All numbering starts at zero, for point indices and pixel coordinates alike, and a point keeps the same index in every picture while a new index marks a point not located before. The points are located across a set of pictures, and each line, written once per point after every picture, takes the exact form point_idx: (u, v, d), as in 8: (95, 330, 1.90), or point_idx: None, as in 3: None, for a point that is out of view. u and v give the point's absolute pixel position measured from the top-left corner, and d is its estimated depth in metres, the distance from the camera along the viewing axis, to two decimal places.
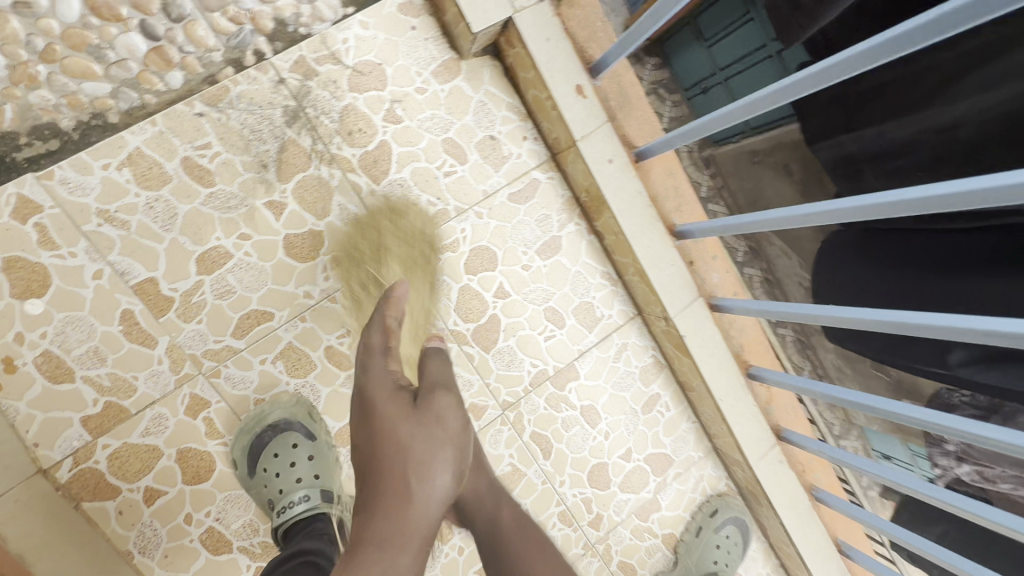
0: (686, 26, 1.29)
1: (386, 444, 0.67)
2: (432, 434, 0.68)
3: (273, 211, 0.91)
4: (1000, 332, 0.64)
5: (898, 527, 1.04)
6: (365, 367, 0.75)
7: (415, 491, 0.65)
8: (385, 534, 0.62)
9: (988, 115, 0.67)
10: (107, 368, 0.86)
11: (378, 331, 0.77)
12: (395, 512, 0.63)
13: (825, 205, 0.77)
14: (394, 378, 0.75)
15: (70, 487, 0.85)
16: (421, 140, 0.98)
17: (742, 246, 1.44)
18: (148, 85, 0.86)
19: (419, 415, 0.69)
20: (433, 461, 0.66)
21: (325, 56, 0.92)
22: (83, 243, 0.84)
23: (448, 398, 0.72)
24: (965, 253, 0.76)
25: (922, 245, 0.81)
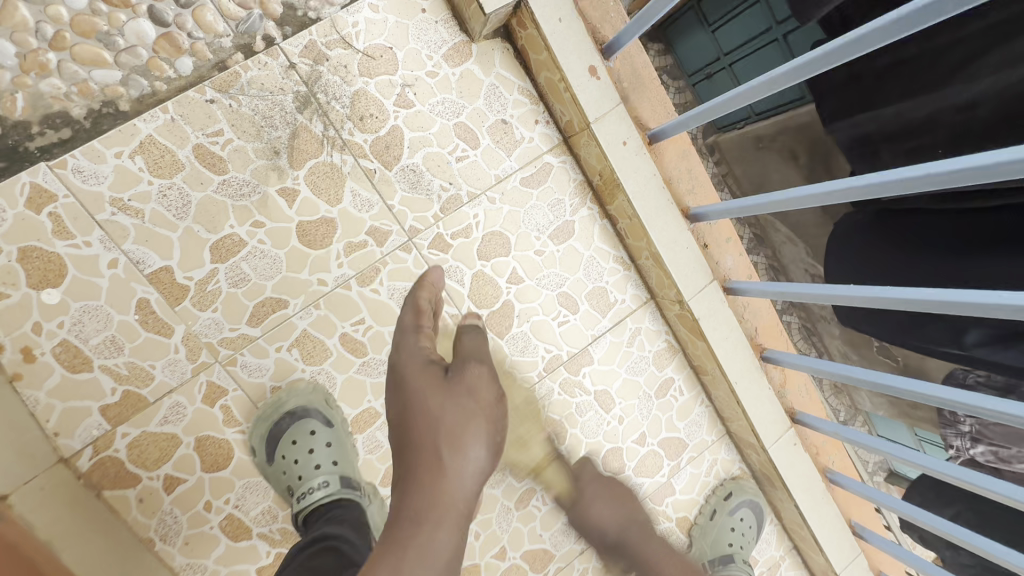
0: (690, 9, 1.27)
1: (416, 417, 0.71)
2: (463, 407, 0.71)
3: (286, 198, 0.91)
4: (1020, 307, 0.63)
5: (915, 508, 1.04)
6: (401, 345, 0.80)
7: (449, 463, 0.67)
8: (421, 505, 0.64)
9: (1008, 93, 0.66)
10: (125, 357, 0.86)
11: (410, 311, 0.84)
12: (430, 484, 0.65)
13: (847, 182, 0.75)
14: (425, 354, 0.79)
15: (91, 477, 0.86)
16: (432, 125, 0.97)
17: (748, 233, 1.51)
18: (158, 72, 0.85)
19: (451, 389, 0.72)
20: (464, 433, 0.69)
21: (335, 40, 0.91)
22: (97, 232, 0.84)
23: (480, 370, 0.74)
24: (972, 233, 0.77)
25: (944, 224, 0.80)
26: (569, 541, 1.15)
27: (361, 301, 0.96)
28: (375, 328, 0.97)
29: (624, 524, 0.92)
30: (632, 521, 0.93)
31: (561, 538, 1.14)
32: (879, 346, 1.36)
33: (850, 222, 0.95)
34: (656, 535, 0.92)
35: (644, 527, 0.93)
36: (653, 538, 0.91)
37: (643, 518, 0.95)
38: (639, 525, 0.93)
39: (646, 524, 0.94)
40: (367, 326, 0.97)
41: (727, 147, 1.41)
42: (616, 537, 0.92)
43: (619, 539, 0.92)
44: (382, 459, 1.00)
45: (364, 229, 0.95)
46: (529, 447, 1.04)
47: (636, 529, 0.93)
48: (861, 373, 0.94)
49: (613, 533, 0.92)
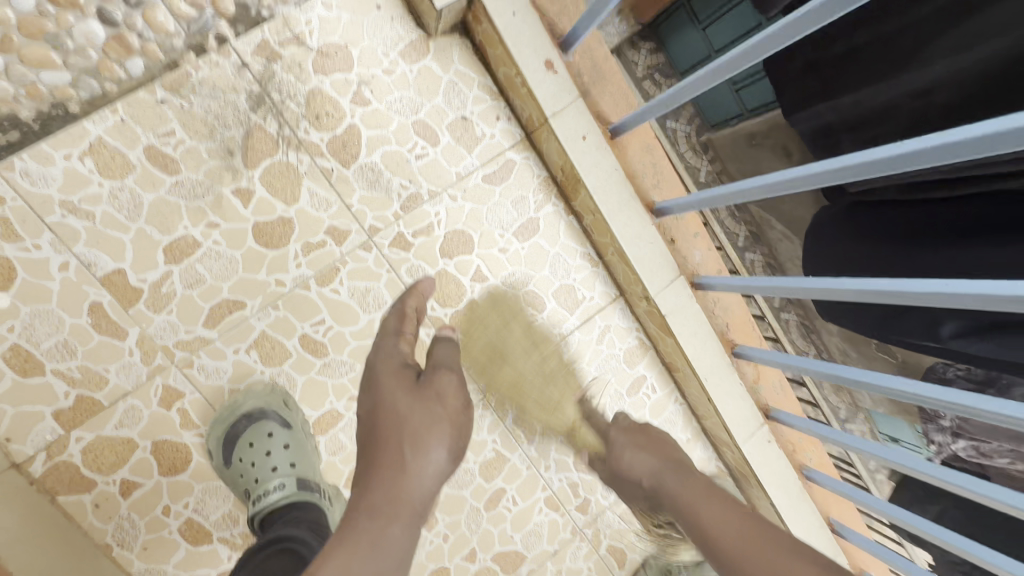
0: (680, 8, 1.25)
1: (383, 415, 0.70)
2: (431, 408, 0.71)
3: (241, 198, 0.90)
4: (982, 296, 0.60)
5: (899, 509, 1.01)
6: (379, 347, 0.80)
7: (410, 462, 0.67)
8: (376, 501, 0.64)
9: (963, 77, 0.65)
10: (78, 361, 0.85)
11: (394, 315, 0.84)
12: (389, 481, 0.65)
13: (803, 169, 0.73)
14: (401, 357, 0.78)
15: (45, 482, 0.85)
16: (390, 123, 0.96)
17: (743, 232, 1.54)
18: (108, 73, 0.84)
19: (419, 391, 0.72)
20: (429, 435, 0.69)
21: (288, 38, 0.90)
22: (47, 235, 0.83)
23: (450, 377, 0.75)
24: (950, 221, 0.76)
25: (917, 216, 0.80)
26: (540, 542, 1.13)
27: (321, 302, 0.95)
28: (336, 328, 0.96)
29: (658, 469, 0.78)
30: (667, 462, 0.79)
31: (532, 539, 1.13)
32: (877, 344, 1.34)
33: (824, 218, 0.95)
34: (700, 481, 0.74)
35: (704, 488, 0.72)
36: (694, 483, 0.74)
37: (686, 461, 0.80)
38: (677, 465, 0.78)
39: (687, 466, 0.79)
40: (327, 326, 0.96)
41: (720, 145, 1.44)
42: (649, 486, 0.79)
43: (656, 479, 0.78)
44: (346, 460, 0.99)
45: (322, 228, 0.94)
46: (561, 410, 0.97)
47: (686, 489, 0.73)
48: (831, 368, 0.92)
49: (646, 481, 0.79)
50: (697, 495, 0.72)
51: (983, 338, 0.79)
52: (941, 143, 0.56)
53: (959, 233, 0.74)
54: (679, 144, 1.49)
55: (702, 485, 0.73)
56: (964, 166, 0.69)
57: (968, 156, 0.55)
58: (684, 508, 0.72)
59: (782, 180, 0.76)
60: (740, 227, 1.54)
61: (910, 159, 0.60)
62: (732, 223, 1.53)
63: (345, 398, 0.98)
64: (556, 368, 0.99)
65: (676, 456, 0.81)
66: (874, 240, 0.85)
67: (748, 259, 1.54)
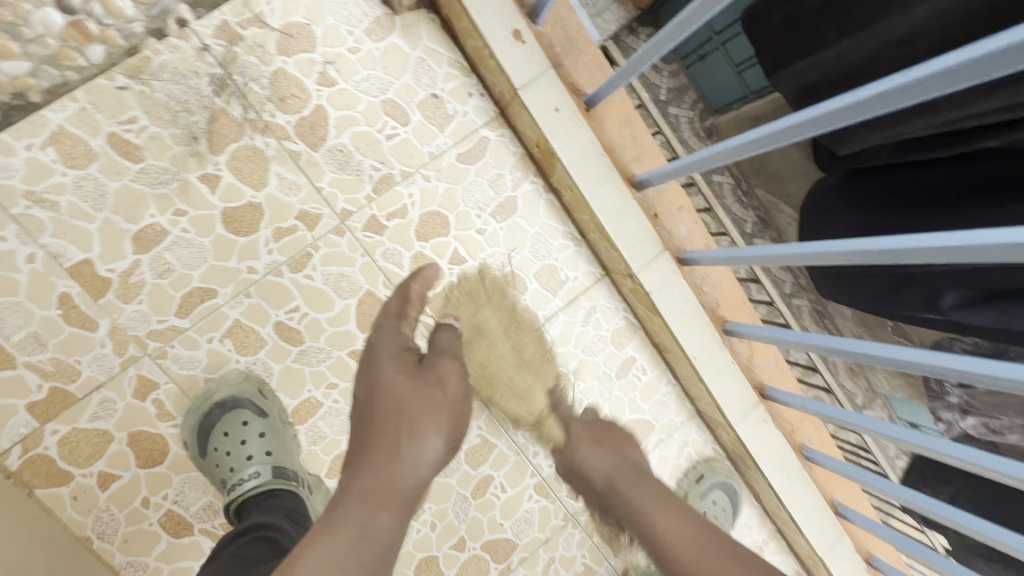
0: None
1: (382, 396, 0.67)
2: (433, 394, 0.68)
3: (208, 184, 0.89)
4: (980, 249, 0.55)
5: (908, 490, 0.96)
6: (382, 329, 0.76)
7: (406, 448, 0.64)
8: (367, 485, 0.60)
9: (946, 18, 0.61)
10: (50, 353, 0.85)
11: (397, 299, 0.80)
12: (382, 465, 0.62)
13: (786, 121, 0.68)
14: (403, 340, 0.75)
15: (22, 475, 0.85)
16: (358, 103, 0.94)
17: (751, 218, 1.53)
18: (68, 62, 0.83)
19: (420, 375, 0.70)
20: (426, 422, 0.66)
21: (249, 19, 0.88)
22: (12, 227, 0.82)
23: (453, 366, 0.72)
24: (962, 182, 0.71)
25: (929, 180, 0.75)
26: (531, 530, 1.11)
27: (295, 288, 0.94)
28: (311, 315, 0.95)
29: (612, 471, 0.78)
30: (623, 465, 0.78)
31: (523, 527, 1.10)
32: (894, 327, 1.33)
33: (823, 187, 0.92)
34: (654, 485, 0.74)
35: (661, 494, 0.72)
36: (644, 487, 0.73)
37: (642, 462, 0.81)
38: (633, 466, 0.78)
39: (642, 470, 0.78)
40: (302, 313, 0.94)
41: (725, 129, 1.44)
42: (603, 487, 0.78)
43: (611, 482, 0.77)
44: (327, 449, 0.97)
45: (293, 213, 0.92)
46: (530, 398, 0.94)
47: (640, 496, 0.72)
48: (823, 339, 0.87)
49: (601, 483, 0.78)
50: (652, 502, 0.70)
51: (984, 306, 0.75)
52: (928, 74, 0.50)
53: (965, 192, 0.70)
54: (683, 127, 1.51)
55: (658, 489, 0.73)
56: (959, 119, 0.64)
57: (957, 89, 0.49)
58: (637, 515, 0.71)
59: (763, 136, 0.71)
60: (748, 213, 1.53)
61: (895, 98, 0.55)
62: (739, 210, 1.52)
63: (323, 386, 0.96)
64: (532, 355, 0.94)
65: (632, 455, 0.81)
66: (877, 207, 0.81)
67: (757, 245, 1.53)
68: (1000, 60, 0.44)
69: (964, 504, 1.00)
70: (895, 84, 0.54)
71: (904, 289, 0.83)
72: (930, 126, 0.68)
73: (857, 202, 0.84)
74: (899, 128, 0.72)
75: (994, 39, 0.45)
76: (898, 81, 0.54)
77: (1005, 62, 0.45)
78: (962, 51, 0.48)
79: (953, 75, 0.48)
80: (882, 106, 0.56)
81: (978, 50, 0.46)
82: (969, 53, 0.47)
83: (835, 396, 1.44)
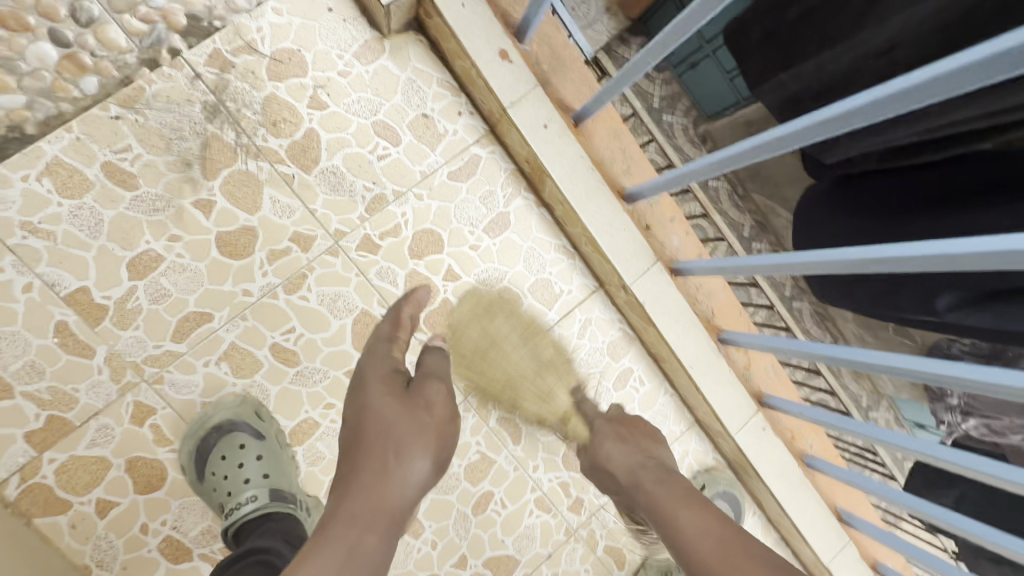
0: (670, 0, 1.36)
1: (369, 419, 0.68)
2: (421, 414, 0.69)
3: (202, 209, 0.90)
4: (964, 255, 0.56)
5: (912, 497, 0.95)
6: (371, 353, 0.77)
7: (393, 469, 0.64)
8: (356, 507, 0.60)
9: (921, 31, 0.62)
10: (47, 382, 0.85)
11: (388, 322, 0.81)
12: (370, 486, 0.62)
13: (771, 134, 0.69)
14: (392, 362, 0.76)
15: (20, 505, 0.85)
16: (349, 125, 0.95)
17: (748, 221, 1.56)
18: (63, 94, 0.85)
19: (409, 398, 0.70)
20: (413, 442, 0.66)
21: (240, 46, 0.90)
22: (9, 257, 0.83)
23: (439, 387, 0.73)
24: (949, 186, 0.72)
25: (916, 185, 0.76)
26: (533, 546, 1.10)
27: (290, 310, 0.94)
28: (307, 336, 0.95)
29: (636, 468, 0.78)
30: (646, 461, 0.78)
31: (525, 543, 1.09)
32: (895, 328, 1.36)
33: (812, 194, 0.93)
34: (677, 483, 0.73)
35: (681, 491, 0.71)
36: (668, 486, 0.72)
37: (665, 458, 0.80)
38: (657, 463, 0.78)
39: (666, 466, 0.78)
40: (298, 334, 0.95)
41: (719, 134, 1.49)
42: (627, 485, 0.78)
43: (635, 479, 0.76)
44: (325, 470, 0.97)
45: (287, 235, 0.93)
46: (553, 398, 0.98)
47: (662, 494, 0.72)
48: (820, 347, 0.86)
49: (624, 479, 0.79)
50: (672, 499, 0.70)
51: (981, 308, 0.75)
52: (913, 84, 0.51)
53: (957, 195, 0.71)
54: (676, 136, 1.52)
55: (679, 485, 0.72)
56: (941, 126, 0.66)
57: (939, 98, 0.50)
58: (662, 512, 0.70)
59: (748, 149, 0.72)
60: (744, 218, 1.56)
61: (877, 109, 0.56)
62: (737, 213, 1.56)
63: (320, 406, 0.96)
64: (550, 359, 1.00)
65: (655, 452, 0.81)
66: (870, 213, 0.81)
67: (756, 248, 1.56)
68: (982, 70, 0.45)
69: (969, 508, 0.99)
70: (877, 97, 0.55)
71: (899, 291, 0.84)
72: (913, 133, 0.69)
73: (847, 208, 0.85)
74: (884, 137, 0.72)
75: (976, 49, 0.45)
76: (875, 95, 0.55)
77: (990, 72, 0.45)
78: (942, 64, 0.48)
79: (934, 87, 0.50)
80: (866, 117, 0.57)
81: (952, 64, 0.47)
82: (953, 64, 0.48)
83: (840, 400, 1.43)
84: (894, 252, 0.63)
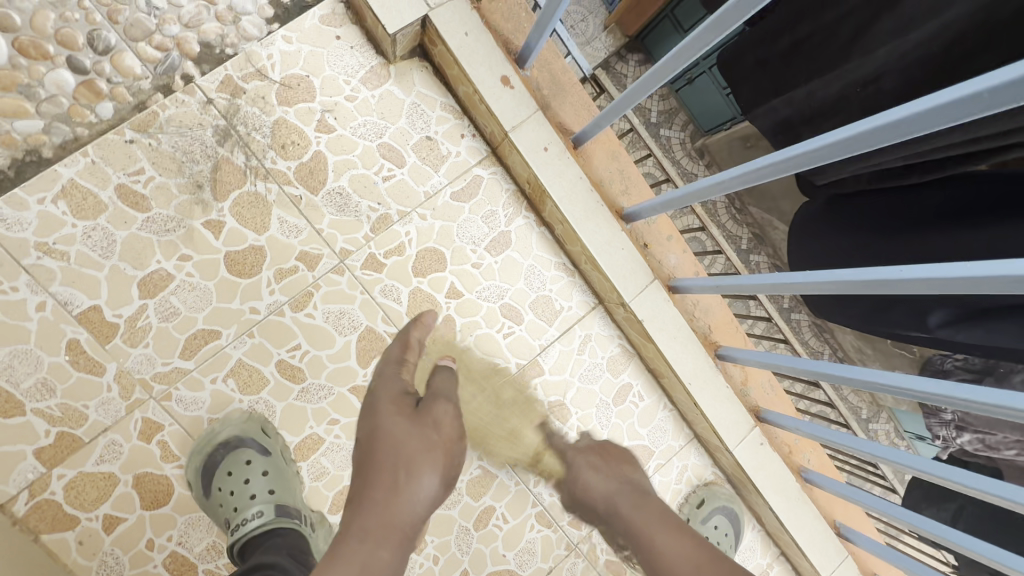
0: (665, 19, 1.37)
1: (380, 439, 0.70)
2: (432, 433, 0.71)
3: (212, 230, 0.92)
4: (952, 280, 0.58)
5: (912, 514, 0.96)
6: (382, 374, 0.79)
7: (402, 486, 0.66)
8: (367, 523, 0.62)
9: (906, 63, 0.65)
10: (58, 399, 0.87)
11: (397, 345, 0.83)
12: (381, 504, 0.64)
13: (764, 160, 0.71)
14: (403, 383, 0.78)
15: (28, 521, 0.86)
16: (356, 147, 0.98)
17: (745, 235, 1.62)
18: (79, 118, 0.88)
19: (418, 417, 0.72)
20: (422, 460, 0.68)
21: (251, 73, 0.93)
22: (24, 277, 0.86)
23: (447, 407, 0.74)
24: (939, 206, 0.74)
25: (905, 206, 0.78)
26: (534, 561, 1.11)
27: (296, 327, 0.96)
28: (313, 352, 0.97)
29: (614, 493, 0.78)
30: (624, 487, 0.78)
31: (526, 558, 1.10)
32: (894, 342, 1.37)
33: (806, 213, 0.95)
34: (656, 506, 0.74)
35: (659, 514, 0.72)
36: (647, 508, 0.74)
37: (642, 483, 0.81)
38: (634, 488, 0.79)
39: (643, 490, 0.79)
40: (303, 351, 0.96)
41: (716, 150, 1.52)
42: (605, 510, 0.78)
43: (613, 504, 0.77)
44: (329, 485, 0.98)
45: (294, 254, 0.95)
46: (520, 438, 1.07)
47: (641, 515, 0.73)
48: (817, 364, 0.88)
49: (602, 505, 0.79)
50: (650, 520, 0.71)
51: (970, 325, 0.77)
52: (899, 117, 0.54)
53: (947, 216, 0.73)
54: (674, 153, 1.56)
55: (657, 509, 0.73)
56: (926, 152, 0.69)
57: (920, 132, 0.53)
58: (637, 535, 0.71)
59: (740, 174, 0.74)
60: (743, 231, 1.62)
61: (863, 140, 0.58)
62: (734, 227, 1.61)
63: (325, 422, 0.98)
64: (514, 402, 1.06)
65: (631, 478, 0.81)
66: (864, 232, 0.84)
67: (755, 261, 1.61)
68: (963, 107, 0.48)
69: (968, 521, 1.01)
70: (863, 128, 0.58)
71: (893, 307, 0.86)
72: (899, 158, 0.72)
73: (840, 227, 0.87)
74: (872, 160, 0.75)
75: (956, 86, 0.48)
76: (860, 128, 0.58)
77: (967, 108, 0.48)
78: (923, 101, 0.51)
79: (918, 120, 0.52)
80: (854, 148, 0.60)
81: (933, 100, 0.50)
82: (934, 100, 0.50)
83: (839, 412, 1.45)
84: (886, 272, 0.65)
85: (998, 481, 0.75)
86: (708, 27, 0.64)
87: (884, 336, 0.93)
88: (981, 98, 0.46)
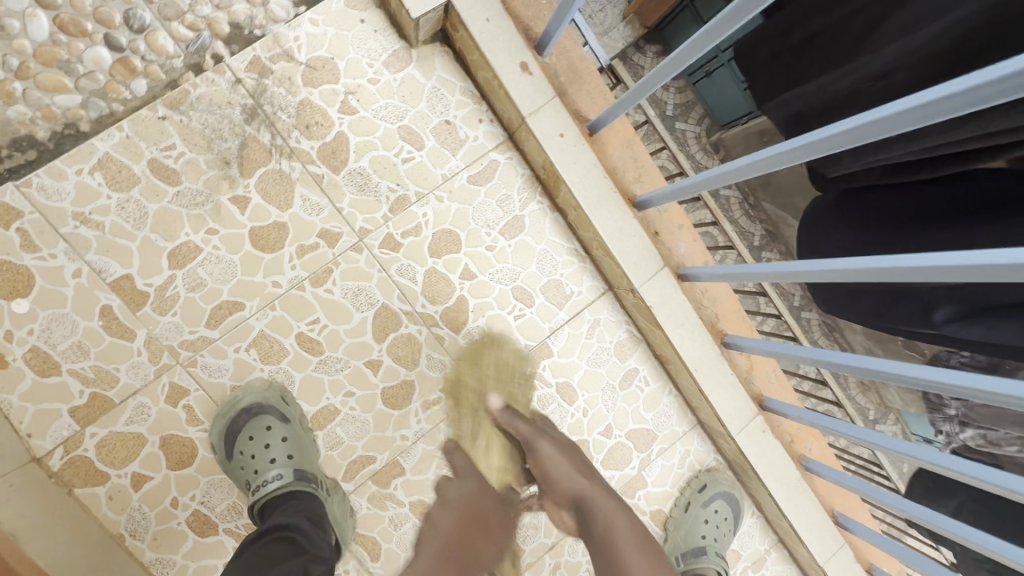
0: (685, 10, 1.38)
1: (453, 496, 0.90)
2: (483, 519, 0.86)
3: (238, 205, 0.96)
4: (959, 269, 0.59)
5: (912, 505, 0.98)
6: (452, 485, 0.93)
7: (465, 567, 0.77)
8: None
9: (917, 57, 0.65)
10: (91, 360, 0.92)
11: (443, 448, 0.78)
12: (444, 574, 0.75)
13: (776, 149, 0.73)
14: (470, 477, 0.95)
15: (63, 475, 0.91)
16: (377, 129, 1.01)
17: (758, 230, 1.63)
18: (115, 95, 0.92)
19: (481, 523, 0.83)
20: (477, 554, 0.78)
21: (278, 54, 0.96)
22: (62, 245, 0.90)
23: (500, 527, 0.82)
24: (951, 202, 0.75)
25: (916, 202, 0.80)
26: (538, 536, 1.15)
27: (316, 302, 1.00)
28: (331, 327, 1.01)
29: None
30: None
31: (530, 533, 1.14)
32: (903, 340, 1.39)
33: (818, 207, 0.96)
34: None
35: None
36: None
37: None
38: None
39: None
40: (322, 325, 1.00)
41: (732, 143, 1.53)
42: None
43: None
44: (343, 455, 1.02)
45: (315, 231, 0.99)
46: None
47: None
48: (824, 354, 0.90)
49: None
50: None
51: (975, 321, 0.78)
52: (907, 109, 0.55)
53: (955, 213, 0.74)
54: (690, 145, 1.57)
55: None
56: (938, 145, 0.70)
57: (931, 122, 0.54)
58: None
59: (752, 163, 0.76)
60: (756, 226, 1.63)
61: (871, 130, 0.60)
62: (748, 222, 1.63)
63: (341, 394, 1.02)
64: None
65: None
66: (874, 226, 0.85)
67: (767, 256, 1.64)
68: (968, 99, 0.49)
69: (968, 516, 1.02)
70: (872, 118, 0.59)
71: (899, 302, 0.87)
72: (909, 151, 0.73)
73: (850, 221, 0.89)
74: (883, 154, 0.76)
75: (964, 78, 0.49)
76: (869, 118, 0.59)
77: (972, 100, 0.49)
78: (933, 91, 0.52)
79: (926, 109, 0.53)
80: (864, 138, 0.61)
81: (942, 91, 0.51)
82: (941, 92, 0.51)
83: (845, 408, 1.46)
84: (892, 263, 0.67)
85: (997, 472, 0.76)
86: (722, 18, 0.66)
87: (889, 332, 0.94)
88: (984, 90, 0.47)
